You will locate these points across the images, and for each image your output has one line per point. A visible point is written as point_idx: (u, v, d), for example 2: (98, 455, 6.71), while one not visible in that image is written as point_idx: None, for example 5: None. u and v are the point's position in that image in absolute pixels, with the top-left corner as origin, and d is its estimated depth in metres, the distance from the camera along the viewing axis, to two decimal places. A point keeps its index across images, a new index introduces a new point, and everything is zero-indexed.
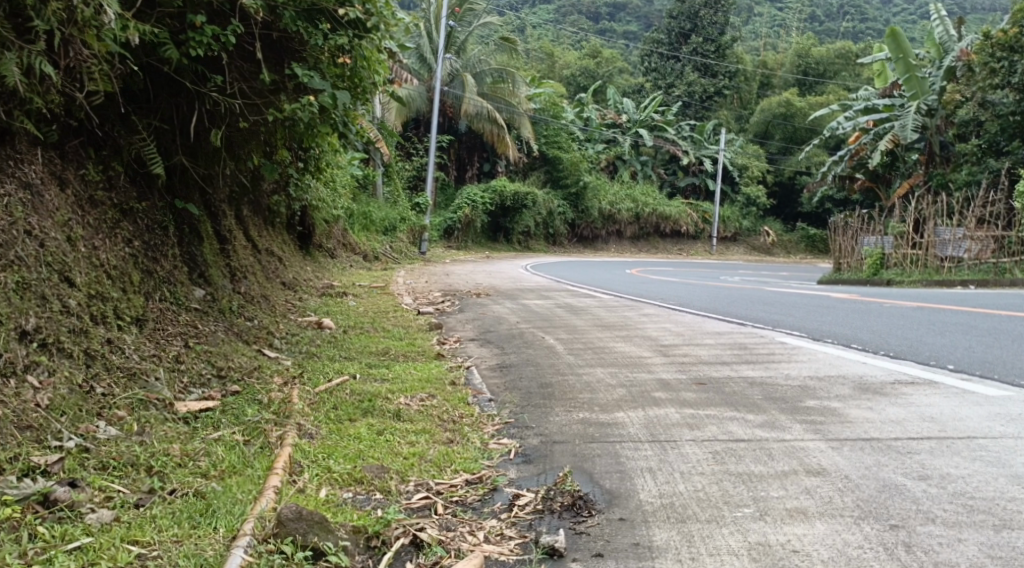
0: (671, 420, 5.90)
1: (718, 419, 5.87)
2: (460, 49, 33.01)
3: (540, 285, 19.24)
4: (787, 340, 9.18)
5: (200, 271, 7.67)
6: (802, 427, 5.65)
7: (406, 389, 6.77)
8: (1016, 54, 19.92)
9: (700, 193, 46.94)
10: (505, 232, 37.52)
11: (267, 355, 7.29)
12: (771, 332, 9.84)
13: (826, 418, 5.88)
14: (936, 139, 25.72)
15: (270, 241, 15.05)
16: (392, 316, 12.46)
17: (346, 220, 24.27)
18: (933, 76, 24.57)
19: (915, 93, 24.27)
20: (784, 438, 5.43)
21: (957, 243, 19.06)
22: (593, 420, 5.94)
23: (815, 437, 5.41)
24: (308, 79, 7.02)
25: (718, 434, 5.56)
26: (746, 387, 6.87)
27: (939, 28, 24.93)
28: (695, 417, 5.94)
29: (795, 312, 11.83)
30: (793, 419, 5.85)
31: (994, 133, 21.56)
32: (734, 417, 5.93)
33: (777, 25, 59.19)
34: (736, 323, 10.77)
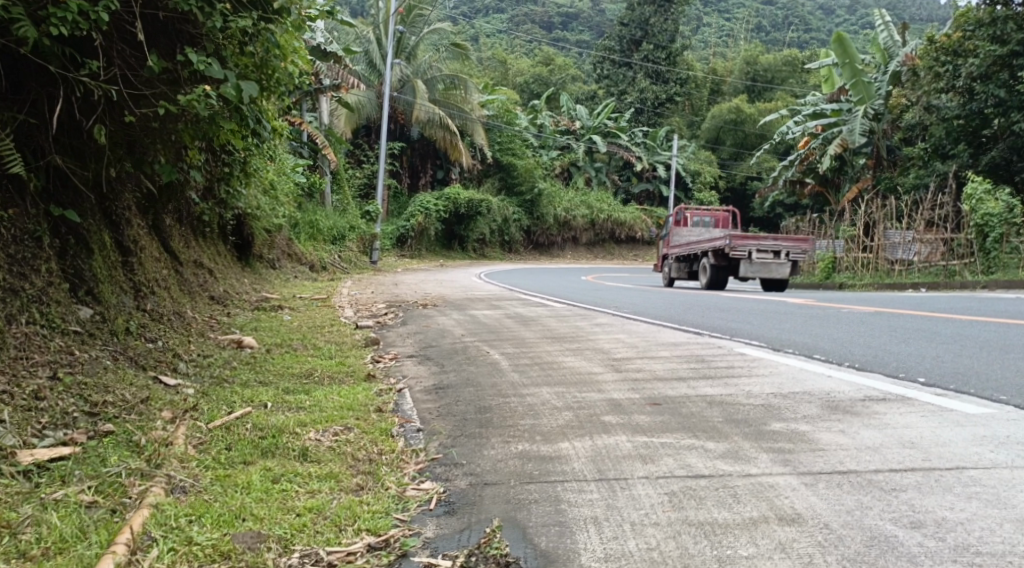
0: (625, 452, 5.03)
1: (677, 450, 5.01)
2: (410, 55, 32.06)
3: (490, 294, 18.38)
4: (744, 350, 8.42)
5: (87, 288, 7.04)
6: (771, 457, 4.82)
7: (320, 420, 5.86)
8: (958, 58, 19.79)
9: (654, 199, 46.52)
10: (460, 239, 36.86)
11: (163, 383, 6.60)
12: (729, 341, 9.07)
13: (796, 445, 5.04)
14: (882, 144, 25.11)
15: (198, 253, 14.07)
16: (326, 331, 11.52)
17: (291, 230, 23.25)
18: (879, 82, 24.16)
19: (862, 97, 23.61)
20: (752, 473, 4.58)
21: (906, 246, 18.63)
22: (532, 453, 5.06)
23: (787, 471, 4.59)
24: (205, 66, 6.20)
25: (675, 468, 4.71)
26: (704, 408, 6.03)
27: (882, 33, 24.51)
28: (653, 448, 5.07)
29: (751, 319, 11.10)
30: (760, 446, 5.02)
31: (938, 138, 20.88)
32: (692, 446, 5.08)
33: (726, 34, 58.81)
34: (693, 332, 9.99)
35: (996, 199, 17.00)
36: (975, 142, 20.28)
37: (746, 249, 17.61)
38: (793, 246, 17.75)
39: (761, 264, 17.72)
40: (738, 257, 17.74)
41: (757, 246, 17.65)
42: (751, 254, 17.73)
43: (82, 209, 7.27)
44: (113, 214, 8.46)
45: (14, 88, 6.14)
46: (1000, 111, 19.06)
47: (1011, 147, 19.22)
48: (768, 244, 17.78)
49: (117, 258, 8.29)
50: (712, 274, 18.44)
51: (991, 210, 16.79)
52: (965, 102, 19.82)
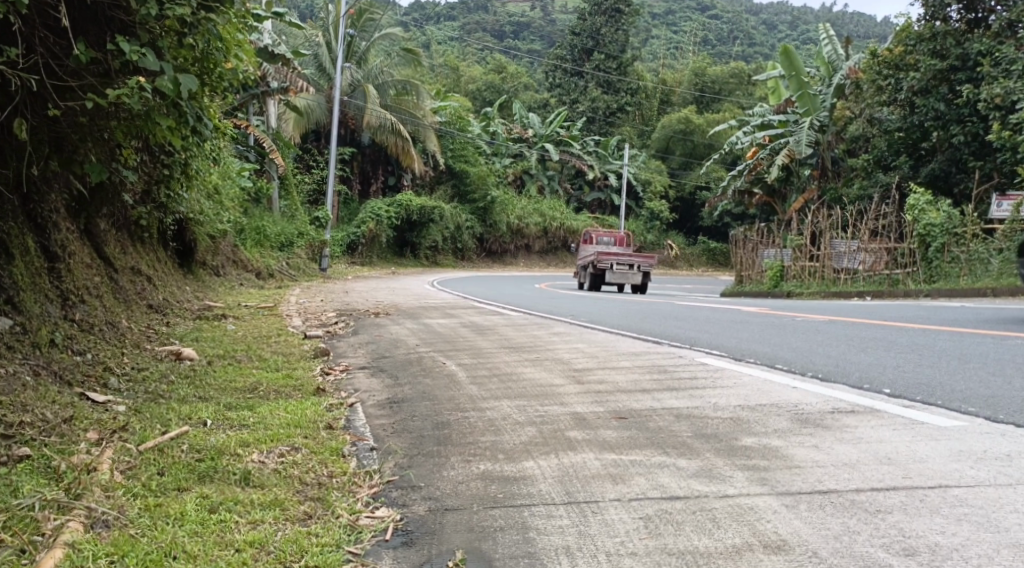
0: (593, 471, 4.71)
1: (648, 468, 4.70)
2: (361, 60, 31.54)
3: (443, 302, 18.03)
4: (706, 360, 8.18)
5: (7, 298, 6.92)
6: (748, 476, 4.53)
7: (265, 439, 5.51)
8: (900, 72, 19.76)
9: (606, 207, 46.49)
10: (412, 247, 36.48)
11: (86, 400, 6.43)
12: (690, 351, 8.82)
13: (772, 462, 4.75)
14: (828, 154, 25.12)
15: (138, 260, 13.60)
16: (273, 341, 11.11)
17: (237, 236, 22.66)
18: (823, 94, 24.09)
19: (807, 109, 23.54)
20: (730, 494, 4.29)
21: (851, 255, 18.42)
22: (495, 473, 4.72)
23: (766, 492, 4.31)
24: (139, 56, 5.94)
25: (651, 489, 4.40)
26: (672, 422, 5.72)
27: (827, 46, 24.65)
28: (624, 466, 4.75)
29: (709, 327, 10.89)
30: (734, 464, 4.72)
31: (881, 149, 21.08)
32: (664, 464, 4.77)
33: (675, 46, 59.09)
34: (653, 342, 9.73)
35: (938, 210, 17.29)
36: (914, 154, 20.36)
37: (605, 263, 21.94)
38: (643, 262, 21.79)
39: (617, 275, 21.99)
40: (603, 269, 22.07)
41: (614, 261, 21.90)
42: (610, 268, 22.00)
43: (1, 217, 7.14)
44: (39, 218, 8.21)
45: None
46: (940, 124, 18.97)
47: (948, 159, 19.36)
48: (624, 260, 21.94)
49: (44, 267, 8.09)
50: (590, 282, 22.72)
51: (931, 221, 17.04)
52: (907, 114, 19.79)
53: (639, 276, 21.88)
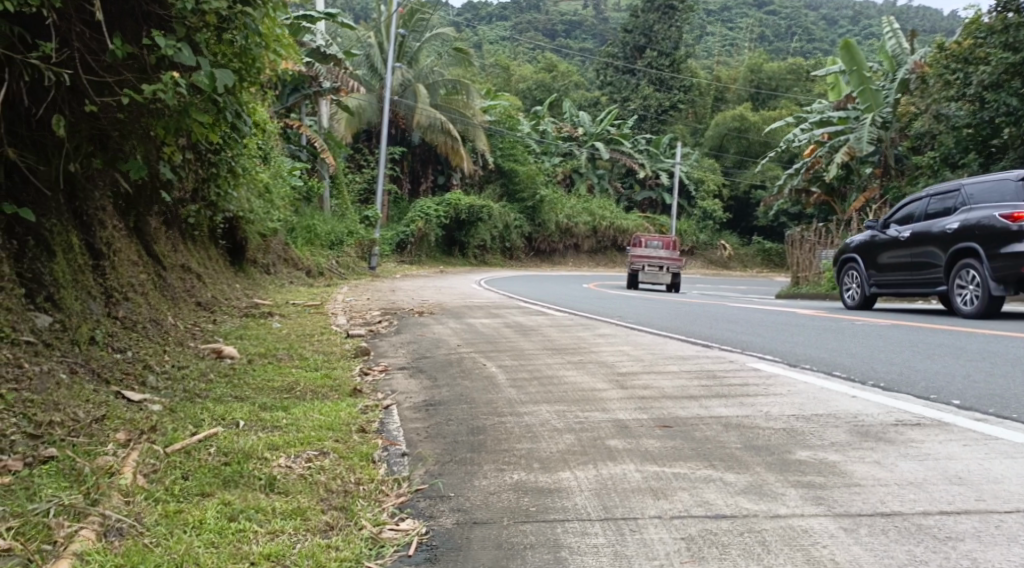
0: (634, 485, 4.44)
1: (694, 482, 4.43)
2: (412, 60, 31.48)
3: (490, 302, 17.85)
4: (759, 366, 7.85)
5: (46, 295, 6.81)
6: (802, 494, 4.24)
7: (294, 443, 5.33)
8: (969, 66, 19.04)
9: (657, 206, 45.92)
10: (460, 246, 36.24)
11: (122, 399, 6.32)
12: (742, 356, 8.50)
13: (829, 479, 4.45)
14: (890, 152, 23.96)
15: (187, 257, 13.57)
16: (315, 340, 10.97)
17: (287, 234, 22.69)
18: (886, 89, 23.31)
19: (869, 105, 23.33)
20: (780, 514, 4.01)
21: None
22: (528, 485, 4.48)
23: (822, 512, 4.02)
24: (174, 51, 5.79)
25: (695, 505, 4.14)
26: (720, 433, 5.42)
27: (890, 40, 23.62)
28: (666, 480, 4.48)
29: (763, 331, 10.53)
30: (786, 480, 4.43)
31: (948, 147, 19.83)
32: (710, 478, 4.50)
33: (730, 43, 58.38)
34: (702, 345, 9.42)
35: None
36: (984, 151, 19.33)
37: (636, 264, 22.55)
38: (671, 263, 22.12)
39: (648, 276, 22.48)
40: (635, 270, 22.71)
41: (645, 262, 22.45)
42: (642, 269, 22.56)
43: (41, 212, 7.06)
44: (83, 216, 8.15)
45: None
46: (1011, 121, 18.28)
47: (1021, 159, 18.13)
48: (654, 261, 22.40)
49: (87, 263, 8.02)
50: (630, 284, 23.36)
51: None
52: (976, 110, 18.96)
53: (669, 278, 22.21)
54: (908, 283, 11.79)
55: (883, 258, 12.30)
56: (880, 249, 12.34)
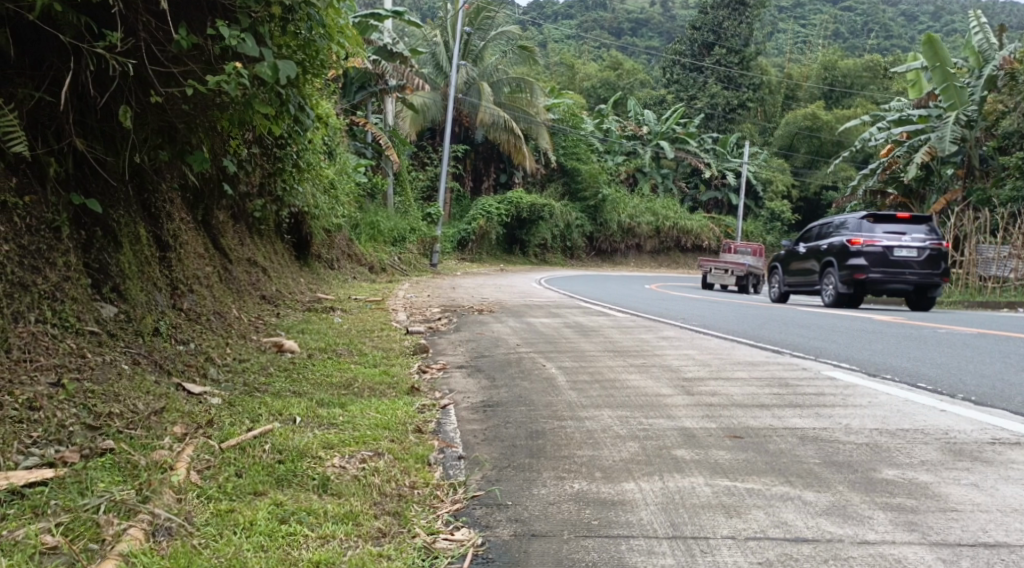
0: (709, 501, 4.20)
1: (771, 500, 4.19)
2: (477, 58, 31.32)
3: (551, 301, 17.64)
4: (832, 375, 7.55)
5: (111, 285, 6.77)
6: (892, 517, 3.99)
7: (349, 442, 5.18)
8: None
9: (722, 207, 45.43)
10: (522, 244, 36.13)
11: (184, 392, 6.25)
12: (815, 363, 8.20)
13: (920, 502, 4.17)
14: (975, 152, 23.03)
15: (253, 250, 13.60)
16: (375, 336, 10.89)
17: (351, 230, 22.79)
18: (972, 87, 22.30)
19: (953, 103, 22.22)
20: (869, 540, 3.78)
21: (1001, 262, 17.54)
22: (591, 496, 4.29)
23: (913, 540, 3.78)
24: (239, 42, 5.70)
25: (770, 526, 3.92)
26: (794, 446, 5.15)
27: (976, 35, 22.74)
28: (740, 496, 4.24)
29: (835, 337, 10.18)
30: (871, 500, 4.17)
31: None
32: (787, 495, 4.26)
33: (803, 40, 57.28)
34: (772, 351, 9.12)
35: None
36: None
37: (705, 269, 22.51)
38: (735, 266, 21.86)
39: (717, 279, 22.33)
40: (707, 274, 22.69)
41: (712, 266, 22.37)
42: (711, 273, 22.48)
43: (109, 201, 7.01)
44: (152, 208, 8.13)
45: (34, 63, 5.92)
46: None
47: None
48: (721, 264, 22.27)
49: (154, 253, 7.99)
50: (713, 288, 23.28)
51: None
52: None
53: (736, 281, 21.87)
54: (799, 285, 16.47)
55: (795, 265, 16.80)
56: (795, 258, 16.81)
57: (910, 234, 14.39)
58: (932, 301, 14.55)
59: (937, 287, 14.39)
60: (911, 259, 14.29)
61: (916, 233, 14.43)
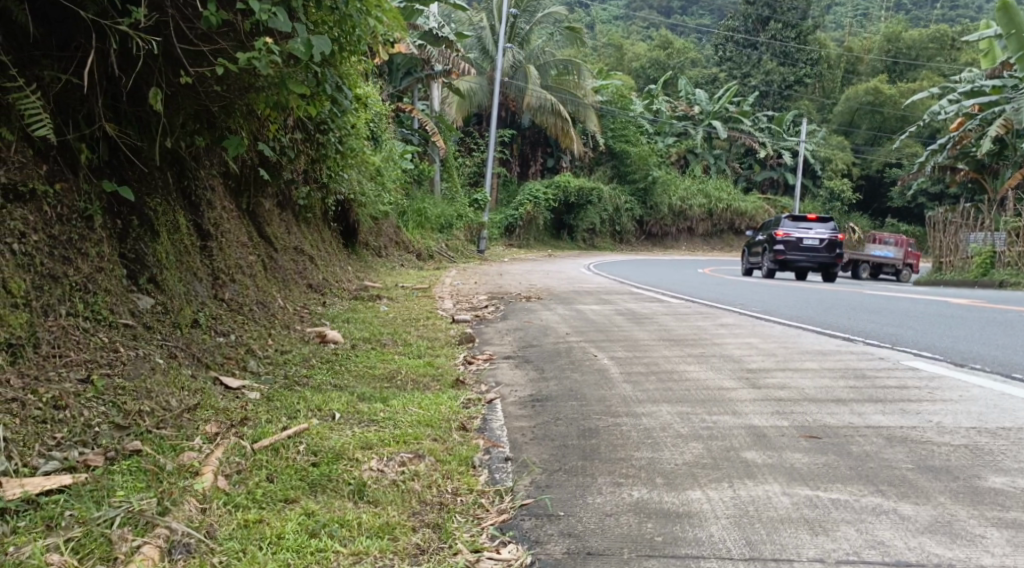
0: (790, 514, 3.96)
1: (862, 515, 3.95)
2: (523, 41, 30.92)
3: (601, 287, 17.26)
4: (914, 365, 7.08)
5: (150, 276, 6.35)
6: (1004, 539, 3.74)
7: (388, 442, 4.87)
8: None
9: (778, 187, 44.62)
10: (569, 229, 35.75)
11: (223, 387, 5.95)
12: (892, 352, 7.78)
13: None
14: None
15: (299, 238, 13.35)
16: (420, 325, 10.61)
17: (398, 217, 22.60)
18: None
19: None
20: None
21: None
22: (657, 509, 4.03)
23: None
24: (270, 16, 5.40)
25: (866, 548, 3.69)
26: (880, 448, 4.83)
27: None
28: (824, 509, 4.00)
29: (912, 323, 9.69)
30: (982, 521, 3.89)
31: None
32: (882, 510, 4.01)
33: (862, 13, 55.97)
34: (844, 339, 8.67)
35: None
36: None
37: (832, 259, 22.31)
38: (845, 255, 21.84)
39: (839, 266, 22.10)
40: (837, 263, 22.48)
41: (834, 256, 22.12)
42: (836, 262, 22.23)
43: (147, 187, 6.64)
44: (191, 196, 7.83)
45: (62, 43, 5.64)
46: None
47: None
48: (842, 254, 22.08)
49: (195, 241, 7.68)
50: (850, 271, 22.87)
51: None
52: None
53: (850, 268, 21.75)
54: (747, 268, 20.89)
55: (747, 253, 21.09)
56: (747, 248, 21.08)
57: (817, 229, 18.94)
58: (836, 276, 19.13)
59: (836, 266, 18.95)
60: (816, 248, 18.82)
61: (822, 229, 18.93)
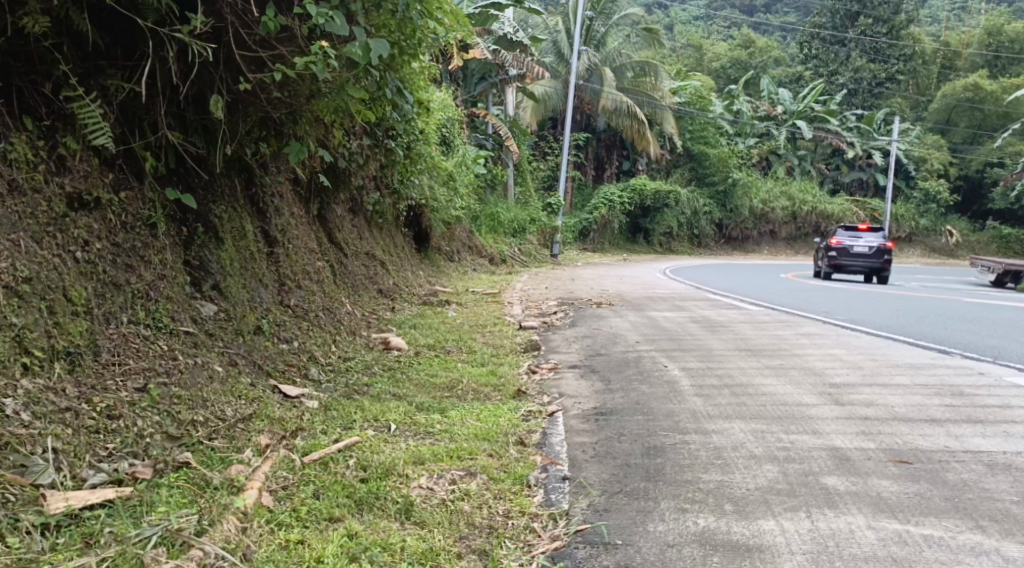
0: (876, 553, 4.06)
1: (960, 556, 4.04)
2: (599, 44, 30.69)
3: (674, 293, 16.95)
4: (1020, 383, 6.83)
5: (212, 282, 6.21)
6: None
7: (441, 457, 4.76)
8: None
9: (867, 189, 43.33)
10: (645, 233, 35.42)
11: (284, 394, 5.81)
12: (993, 368, 7.43)
13: None
14: None
15: (371, 244, 13.26)
16: (487, 331, 10.47)
17: (471, 221, 22.54)
18: None
19: None
20: None
21: None
22: (732, 540, 4.12)
23: None
24: (328, 20, 5.33)
25: None
26: (980, 477, 4.85)
27: None
28: (915, 548, 4.10)
29: (1012, 335, 9.23)
30: None
31: None
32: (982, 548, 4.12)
33: (958, 9, 54.25)
34: (941, 351, 8.30)
35: None
36: None
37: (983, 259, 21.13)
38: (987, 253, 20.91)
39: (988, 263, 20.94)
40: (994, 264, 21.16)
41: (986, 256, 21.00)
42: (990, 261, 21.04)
43: (213, 193, 6.54)
44: (259, 202, 7.72)
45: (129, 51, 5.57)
46: None
47: None
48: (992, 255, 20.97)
49: (261, 247, 7.55)
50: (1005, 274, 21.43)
51: None
52: None
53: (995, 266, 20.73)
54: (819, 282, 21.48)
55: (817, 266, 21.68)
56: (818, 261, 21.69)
57: (869, 237, 19.49)
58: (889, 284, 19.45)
59: (887, 273, 19.30)
60: (866, 256, 19.41)
61: (873, 238, 19.48)
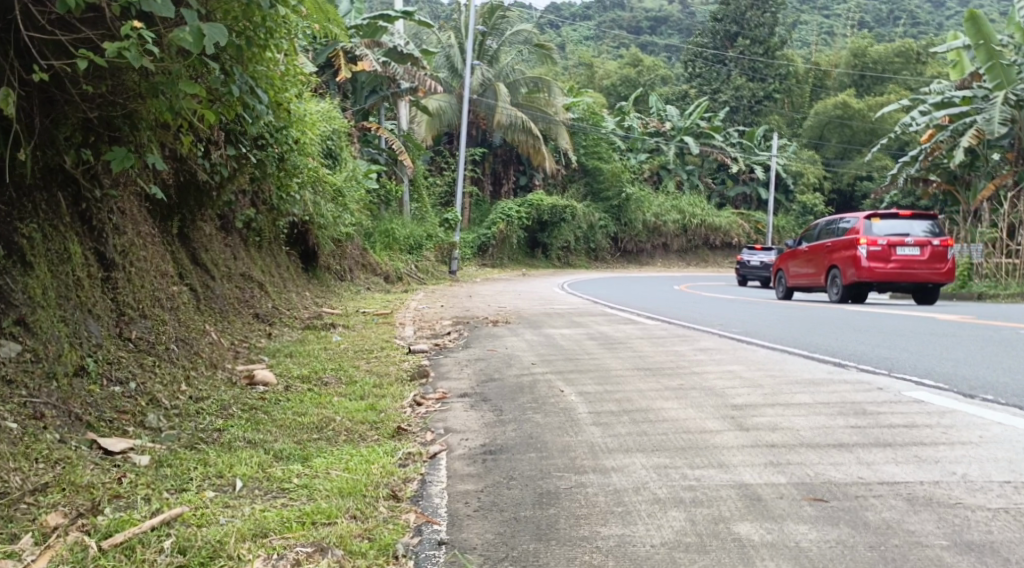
0: None
1: None
2: (493, 59, 29.88)
3: (571, 308, 16.26)
4: (920, 398, 6.23)
5: (17, 316, 5.28)
6: None
7: (292, 526, 3.96)
8: None
9: (751, 202, 43.91)
10: (544, 247, 34.72)
11: (104, 452, 4.87)
12: (890, 382, 6.85)
13: None
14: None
15: (248, 264, 12.19)
16: (370, 357, 9.54)
17: (363, 239, 21.49)
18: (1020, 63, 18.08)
19: (999, 83, 17.93)
20: None
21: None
22: None
23: None
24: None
25: None
26: (902, 516, 4.14)
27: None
28: None
29: (906, 344, 8.73)
30: None
31: None
32: None
33: (827, 31, 56.09)
34: (834, 364, 7.74)
35: None
36: None
37: None
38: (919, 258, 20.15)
39: None
40: None
41: None
42: None
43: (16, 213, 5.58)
44: (91, 220, 6.70)
45: None
46: None
47: None
48: None
49: (95, 274, 6.53)
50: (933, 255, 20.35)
51: None
52: None
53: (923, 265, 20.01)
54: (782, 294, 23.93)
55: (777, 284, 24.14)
56: None
57: (762, 253, 22.43)
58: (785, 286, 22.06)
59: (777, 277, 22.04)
60: (759, 267, 22.36)
61: (766, 253, 22.48)
